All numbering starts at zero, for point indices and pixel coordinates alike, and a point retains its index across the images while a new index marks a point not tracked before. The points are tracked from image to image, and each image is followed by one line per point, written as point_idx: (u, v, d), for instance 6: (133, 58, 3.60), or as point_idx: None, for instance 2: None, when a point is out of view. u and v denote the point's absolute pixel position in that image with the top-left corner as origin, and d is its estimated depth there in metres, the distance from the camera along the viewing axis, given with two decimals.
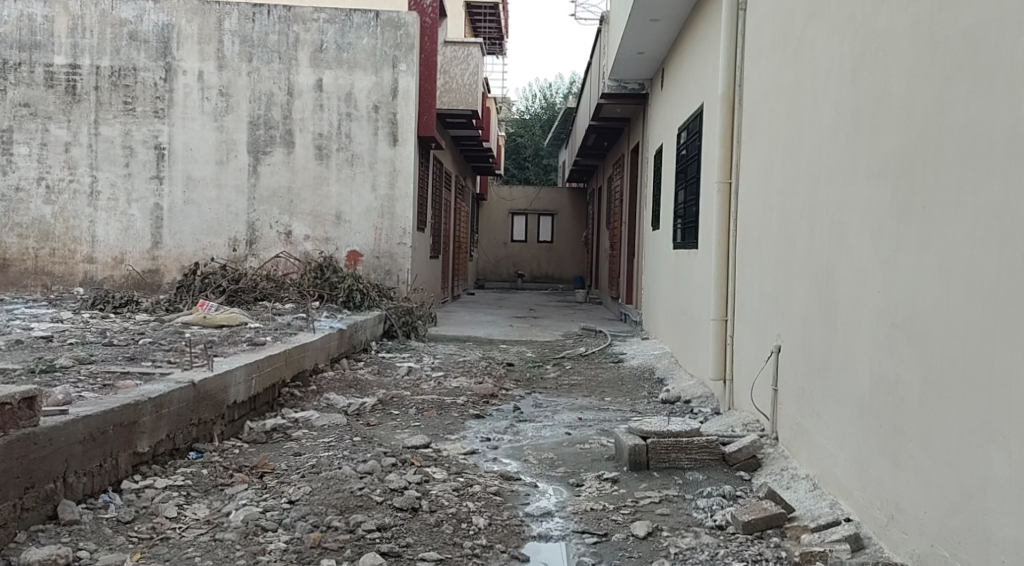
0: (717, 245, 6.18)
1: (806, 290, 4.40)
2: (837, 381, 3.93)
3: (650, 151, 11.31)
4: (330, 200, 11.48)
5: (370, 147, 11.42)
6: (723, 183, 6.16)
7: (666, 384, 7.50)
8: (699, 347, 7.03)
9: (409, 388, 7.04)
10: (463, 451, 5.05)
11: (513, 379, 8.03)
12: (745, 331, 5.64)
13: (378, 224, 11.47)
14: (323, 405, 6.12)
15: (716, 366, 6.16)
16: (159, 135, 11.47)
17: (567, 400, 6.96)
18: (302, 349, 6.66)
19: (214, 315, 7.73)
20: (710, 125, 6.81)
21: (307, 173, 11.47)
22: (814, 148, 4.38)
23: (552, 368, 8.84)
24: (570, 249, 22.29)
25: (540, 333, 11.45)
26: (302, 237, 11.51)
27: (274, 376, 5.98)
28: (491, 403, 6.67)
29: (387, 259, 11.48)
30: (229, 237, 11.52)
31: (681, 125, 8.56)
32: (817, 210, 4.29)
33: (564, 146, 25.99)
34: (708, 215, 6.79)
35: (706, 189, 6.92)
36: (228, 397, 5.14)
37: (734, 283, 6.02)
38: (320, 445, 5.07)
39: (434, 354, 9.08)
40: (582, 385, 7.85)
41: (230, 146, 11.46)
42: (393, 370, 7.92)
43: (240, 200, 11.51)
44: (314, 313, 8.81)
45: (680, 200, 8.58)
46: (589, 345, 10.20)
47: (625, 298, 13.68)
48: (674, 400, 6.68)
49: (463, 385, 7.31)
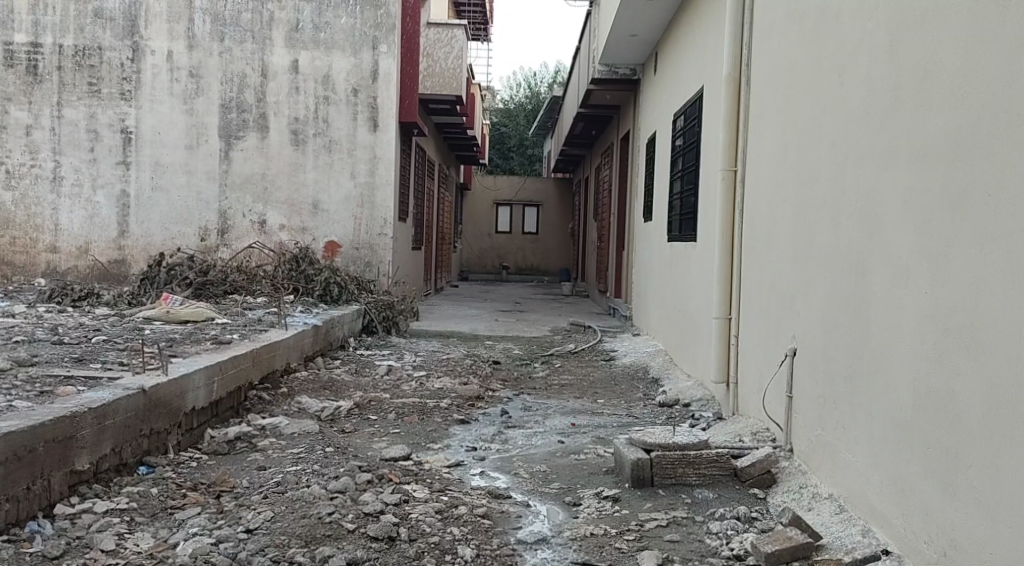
0: (720, 237, 5.73)
1: (827, 289, 3.96)
2: (868, 392, 3.50)
3: (641, 139, 10.83)
4: (307, 188, 10.95)
5: (349, 132, 10.90)
6: (726, 171, 5.70)
7: (663, 385, 7.04)
8: (699, 347, 6.58)
9: (388, 389, 6.56)
10: (447, 464, 4.57)
11: (499, 379, 7.56)
12: (752, 331, 5.19)
13: (357, 214, 10.95)
14: (294, 410, 5.63)
15: (719, 368, 5.72)
16: (126, 118, 10.92)
17: (558, 402, 6.50)
18: (272, 348, 6.18)
19: (179, 310, 7.21)
20: (713, 108, 6.32)
21: (282, 159, 10.93)
22: (839, 130, 3.92)
23: (540, 366, 8.37)
24: (556, 241, 21.87)
25: (527, 328, 10.98)
26: (277, 227, 10.98)
27: (240, 379, 5.49)
28: (476, 407, 6.20)
29: (366, 251, 10.97)
30: (199, 226, 10.98)
31: (678, 111, 8.09)
32: (842, 201, 3.84)
33: (549, 137, 25.53)
34: (709, 206, 6.32)
35: (707, 178, 6.45)
36: (186, 404, 4.65)
37: (739, 278, 5.57)
38: (288, 457, 4.58)
39: (415, 352, 8.60)
40: (573, 386, 7.39)
41: (201, 131, 10.92)
42: (372, 369, 7.43)
43: (211, 187, 10.97)
44: (288, 308, 8.31)
45: (677, 190, 8.10)
46: (579, 341, 9.73)
47: (614, 291, 13.22)
48: (673, 404, 6.23)
49: (447, 386, 6.83)
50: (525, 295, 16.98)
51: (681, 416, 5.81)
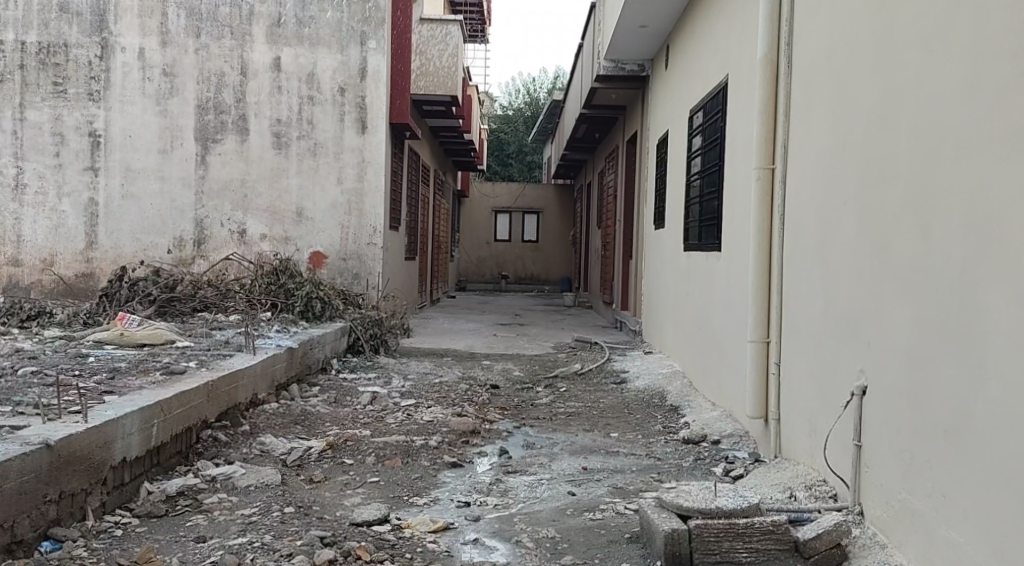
0: (757, 248, 4.90)
1: (907, 316, 3.21)
2: (979, 452, 2.77)
3: (651, 141, 9.98)
4: (290, 195, 10.11)
5: (335, 134, 10.06)
6: (763, 171, 4.86)
7: (683, 415, 6.19)
8: (728, 375, 5.73)
9: (370, 423, 5.70)
10: (432, 530, 3.73)
11: (499, 407, 6.69)
12: (800, 361, 4.37)
13: (344, 222, 10.11)
14: (256, 454, 4.79)
15: (755, 403, 4.88)
16: (94, 120, 10.08)
17: (565, 438, 5.65)
18: (232, 380, 5.32)
19: (135, 333, 6.36)
20: (741, 100, 5.49)
21: (263, 164, 10.09)
22: (917, 121, 3.17)
23: (544, 390, 7.51)
24: (557, 250, 21.02)
25: (528, 345, 10.12)
26: (258, 237, 10.13)
27: (190, 419, 4.64)
28: (471, 446, 5.35)
29: (354, 262, 10.12)
30: (174, 236, 10.14)
31: (695, 108, 7.26)
32: (926, 205, 3.10)
33: (550, 142, 24.69)
34: (738, 211, 5.50)
35: (735, 181, 5.63)
36: (114, 455, 3.80)
37: (777, 298, 4.75)
38: (239, 520, 3.75)
39: (405, 375, 7.75)
40: (581, 415, 6.54)
41: (175, 133, 10.08)
42: (354, 398, 6.55)
43: (186, 194, 10.12)
44: (262, 328, 7.45)
45: (694, 195, 7.27)
46: (586, 361, 8.87)
47: (621, 304, 12.38)
48: (700, 440, 5.36)
49: (437, 417, 5.95)
50: (526, 307, 16.13)
51: (715, 457, 4.94)
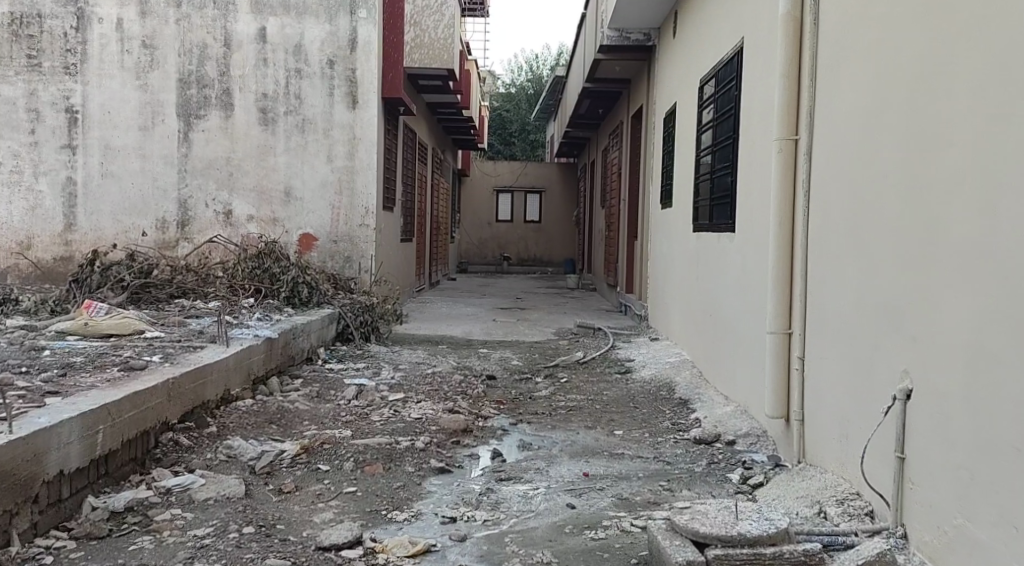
0: (777, 229, 4.39)
1: (967, 310, 2.75)
2: None
3: (658, 114, 9.42)
4: (278, 173, 9.60)
5: (324, 110, 9.54)
6: (785, 142, 4.35)
7: (694, 410, 5.70)
8: (743, 368, 5.23)
9: (352, 421, 5.21)
10: (410, 554, 3.26)
11: (495, 401, 6.22)
12: (828, 356, 3.88)
13: (335, 202, 9.60)
14: (220, 459, 4.31)
15: (774, 403, 4.39)
16: (71, 95, 9.57)
17: (566, 439, 5.17)
18: (198, 377, 4.84)
19: (101, 322, 5.88)
20: (760, 64, 4.97)
21: (249, 141, 9.58)
22: (988, 79, 2.70)
23: (544, 381, 7.02)
24: (560, 230, 20.49)
25: (528, 331, 9.63)
26: (244, 218, 9.64)
27: (145, 421, 4.18)
28: (462, 448, 4.87)
29: (346, 244, 9.63)
30: (156, 218, 9.64)
31: (705, 78, 6.74)
32: (998, 179, 2.64)
33: (552, 120, 24.13)
34: (755, 187, 4.98)
35: (752, 155, 5.11)
36: (47, 469, 3.36)
37: (799, 284, 4.25)
38: (189, 545, 3.30)
39: (396, 365, 7.27)
40: (584, 409, 6.06)
41: (156, 109, 9.56)
42: (338, 392, 6.06)
43: (168, 173, 9.61)
44: (243, 316, 6.97)
45: (704, 171, 6.76)
46: (589, 349, 8.38)
47: (626, 287, 11.88)
48: (714, 440, 4.86)
49: (427, 414, 5.47)
50: (528, 289, 15.64)
51: (732, 461, 4.45)
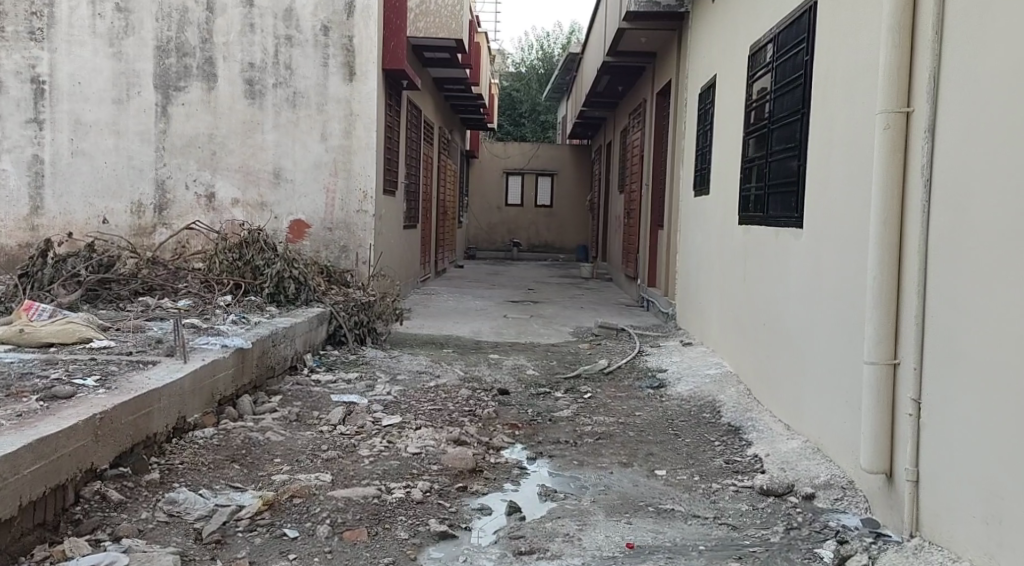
0: (878, 229, 3.41)
1: None
2: None
3: (692, 88, 8.37)
4: (266, 152, 8.55)
5: (318, 82, 8.45)
6: (893, 116, 3.35)
7: (751, 445, 4.72)
8: (816, 395, 4.27)
9: (335, 458, 4.23)
10: None
11: (509, 426, 5.22)
12: (969, 402, 2.95)
13: (330, 185, 8.55)
14: (158, 520, 3.37)
15: (871, 455, 3.43)
16: (37, 64, 8.56)
17: (597, 486, 4.18)
18: (141, 406, 3.86)
19: (41, 329, 4.91)
20: (850, 16, 3.95)
21: (234, 116, 8.53)
22: None
23: (565, 397, 6.03)
24: (573, 215, 19.48)
25: (544, 331, 8.61)
26: (229, 202, 8.60)
27: (60, 474, 3.23)
28: (467, 499, 3.89)
29: (342, 232, 8.59)
30: (132, 201, 8.64)
31: (761, 42, 5.70)
32: None
33: (564, 100, 23.04)
34: (839, 174, 4.00)
35: (833, 134, 4.12)
36: None
37: (913, 303, 3.28)
38: None
39: (394, 375, 6.28)
40: (617, 438, 5.07)
41: (132, 80, 8.53)
42: (322, 413, 5.07)
43: (145, 151, 8.60)
44: (216, 318, 5.97)
45: (758, 153, 5.73)
46: (614, 355, 7.37)
47: (648, 280, 10.85)
48: (787, 493, 3.91)
49: (428, 448, 4.48)
50: (539, 279, 14.60)
51: (817, 529, 3.50)
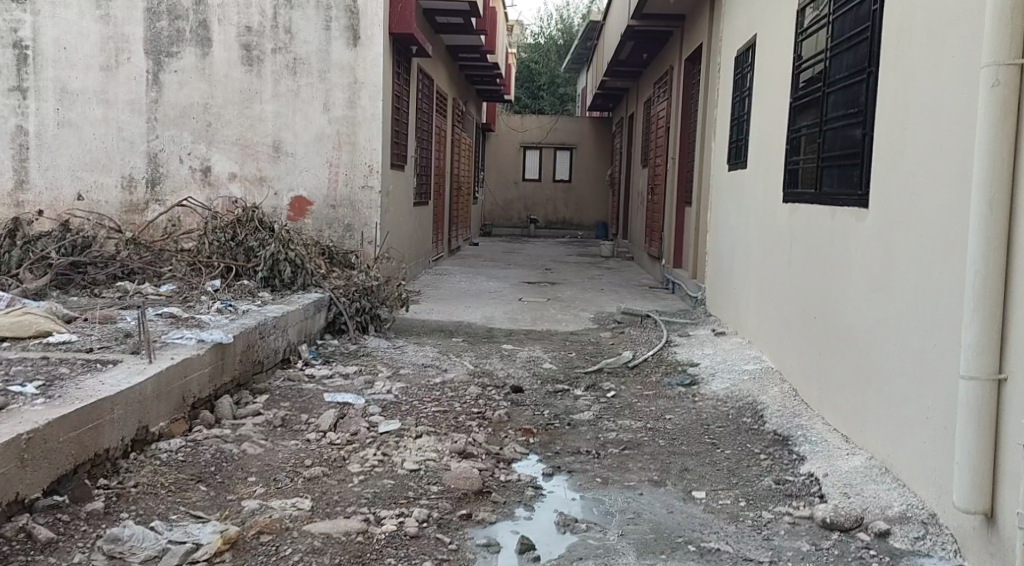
0: (982, 213, 2.82)
1: None
2: None
3: (728, 52, 7.63)
4: (265, 123, 7.79)
5: (320, 47, 7.68)
6: (1005, 74, 2.77)
7: (804, 461, 4.10)
8: (890, 405, 3.70)
9: (319, 477, 3.60)
10: None
11: (525, 434, 4.57)
12: None
13: (333, 159, 7.81)
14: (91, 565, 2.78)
15: (967, 491, 2.87)
16: (19, 27, 7.79)
17: (628, 515, 3.54)
18: (89, 418, 3.27)
19: None
20: None
21: (230, 84, 7.76)
22: None
23: (585, 395, 5.40)
24: (592, 190, 18.79)
25: (564, 317, 7.94)
26: (226, 177, 7.87)
27: None
28: (470, 530, 3.27)
29: (346, 210, 7.87)
30: (122, 175, 7.91)
31: (807, 1, 5.18)
32: None
33: (584, 70, 22.27)
34: (922, 146, 3.39)
35: (915, 98, 3.50)
36: None
37: None
38: None
39: (397, 368, 5.67)
40: (650, 450, 4.40)
41: (120, 45, 7.77)
42: (311, 416, 4.44)
43: (136, 122, 7.85)
44: (199, 307, 5.33)
45: (809, 122, 5.08)
46: (640, 347, 6.71)
47: (673, 260, 10.19)
48: (856, 528, 3.33)
49: (429, 465, 3.85)
50: (557, 257, 13.92)
51: None
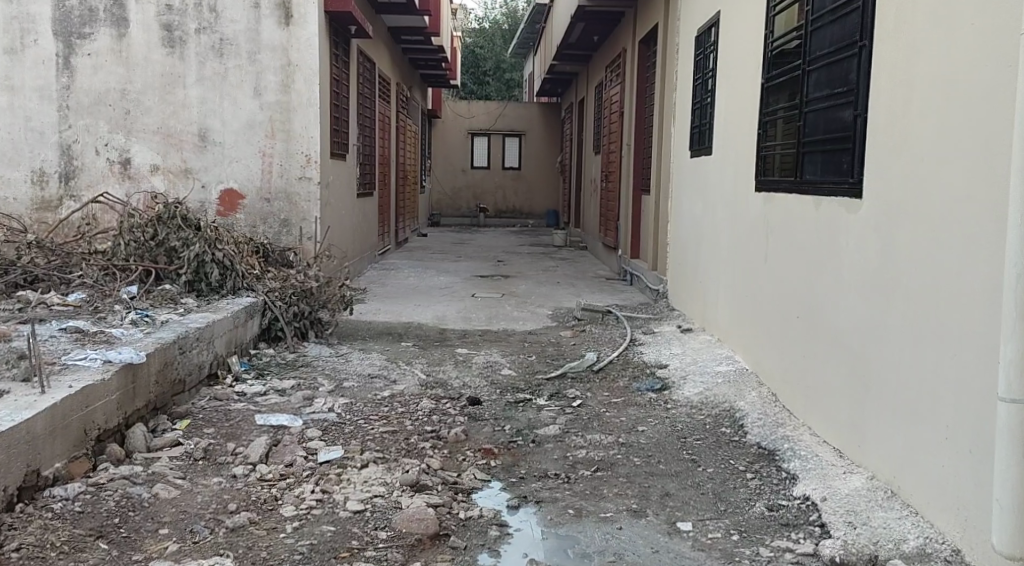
0: None
1: None
2: None
3: (688, 29, 7.17)
4: (189, 110, 7.14)
5: (248, 26, 7.05)
6: None
7: (798, 482, 3.64)
8: (891, 420, 3.31)
9: (244, 527, 3.05)
10: None
11: (484, 455, 4.07)
12: None
13: (266, 148, 7.19)
14: None
15: (1008, 532, 2.52)
16: None
17: (607, 559, 3.06)
18: None
19: None
20: None
21: (149, 67, 7.09)
22: None
23: (549, 405, 4.91)
24: (542, 178, 18.33)
25: (520, 314, 7.44)
26: (147, 169, 7.20)
27: None
28: None
29: (282, 204, 7.26)
30: (32, 169, 7.22)
31: None
32: None
33: (530, 54, 21.80)
34: (936, 133, 3.01)
35: (923, 77, 3.11)
36: None
37: None
38: None
39: (339, 380, 5.12)
40: (626, 472, 3.92)
41: (26, 26, 7.06)
42: (238, 444, 3.88)
43: (46, 111, 7.16)
44: (110, 318, 4.72)
45: (783, 104, 4.65)
46: (603, 347, 6.25)
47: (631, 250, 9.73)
48: None
49: (376, 504, 3.32)
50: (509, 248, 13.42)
51: None
